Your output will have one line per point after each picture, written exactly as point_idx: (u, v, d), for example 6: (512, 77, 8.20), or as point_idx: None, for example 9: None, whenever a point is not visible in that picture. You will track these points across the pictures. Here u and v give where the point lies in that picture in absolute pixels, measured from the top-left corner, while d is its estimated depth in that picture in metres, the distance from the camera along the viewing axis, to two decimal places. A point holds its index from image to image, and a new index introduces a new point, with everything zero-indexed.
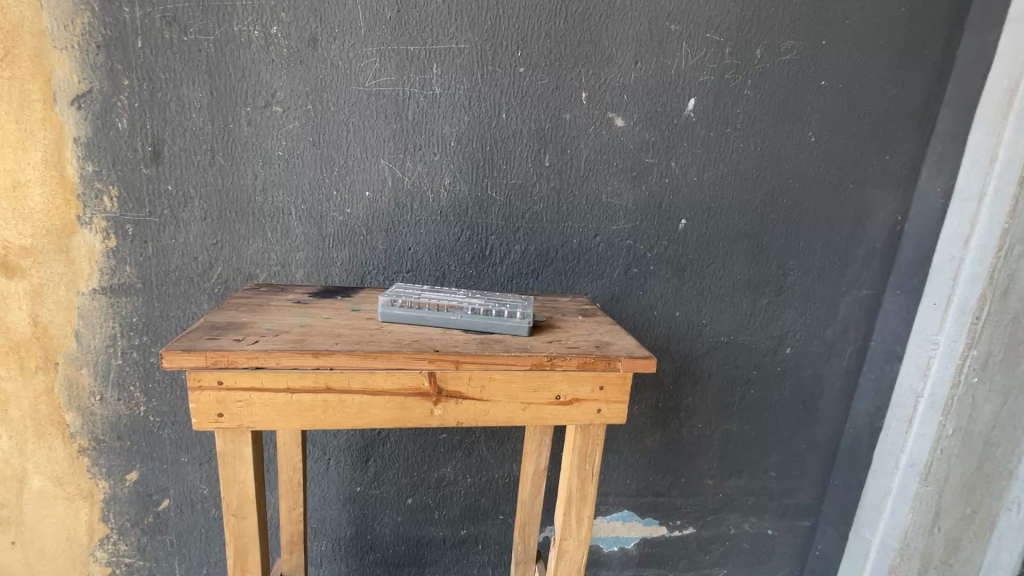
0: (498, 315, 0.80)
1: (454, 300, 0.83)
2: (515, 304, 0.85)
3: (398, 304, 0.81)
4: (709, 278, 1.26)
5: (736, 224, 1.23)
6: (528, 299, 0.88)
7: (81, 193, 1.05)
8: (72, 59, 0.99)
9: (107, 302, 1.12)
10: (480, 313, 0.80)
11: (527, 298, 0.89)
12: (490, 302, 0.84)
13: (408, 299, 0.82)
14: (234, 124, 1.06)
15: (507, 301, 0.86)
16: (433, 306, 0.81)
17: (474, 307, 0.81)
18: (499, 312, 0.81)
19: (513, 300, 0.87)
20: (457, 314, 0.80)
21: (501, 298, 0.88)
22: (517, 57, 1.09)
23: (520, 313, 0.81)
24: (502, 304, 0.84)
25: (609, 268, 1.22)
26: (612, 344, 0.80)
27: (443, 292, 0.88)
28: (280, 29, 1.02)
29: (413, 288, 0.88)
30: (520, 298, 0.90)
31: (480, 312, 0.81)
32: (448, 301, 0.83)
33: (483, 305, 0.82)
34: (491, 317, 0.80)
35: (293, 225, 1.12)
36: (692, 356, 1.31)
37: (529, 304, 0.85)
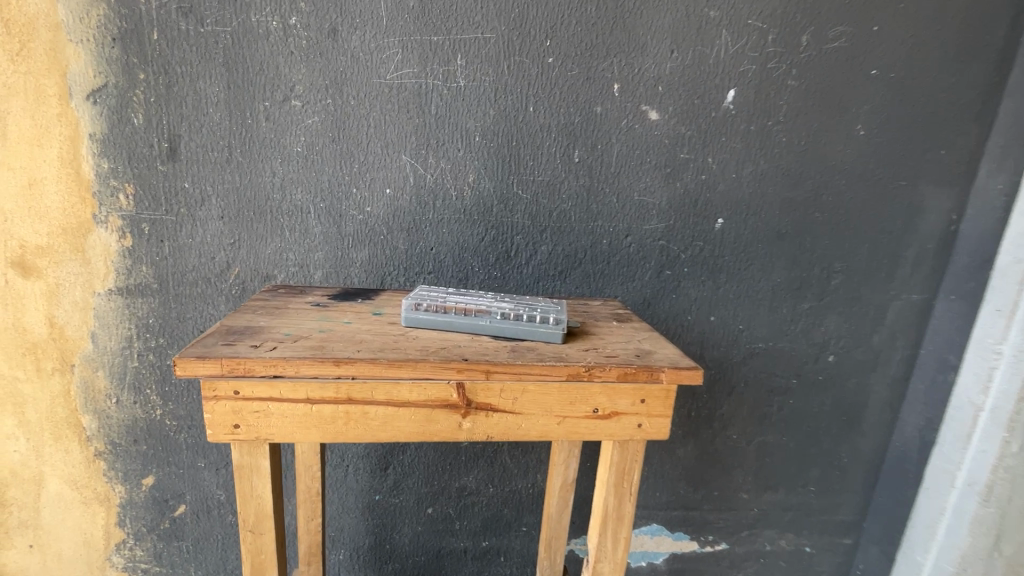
0: (531, 322, 0.75)
1: (482, 305, 0.78)
2: (547, 308, 0.80)
3: (423, 308, 0.76)
4: (747, 281, 1.19)
5: (776, 224, 1.16)
6: (561, 303, 0.83)
7: (97, 191, 1.03)
8: (88, 53, 0.97)
9: (123, 303, 1.09)
10: (510, 318, 0.75)
11: (560, 302, 0.83)
12: (521, 307, 0.79)
13: (434, 304, 0.77)
14: (251, 119, 1.02)
15: (540, 306, 0.80)
16: (461, 310, 0.76)
17: (504, 312, 0.76)
18: (531, 318, 0.75)
19: (544, 304, 0.81)
20: (487, 320, 0.75)
21: (531, 302, 0.82)
22: (545, 47, 1.03)
23: (554, 319, 0.75)
24: (535, 310, 0.78)
25: (641, 270, 1.16)
26: (653, 353, 0.74)
27: (471, 295, 0.82)
28: (299, 20, 0.98)
29: (438, 291, 0.83)
30: (552, 302, 0.84)
31: (511, 317, 0.75)
32: (477, 305, 0.77)
33: (514, 311, 0.77)
34: (522, 323, 0.75)
35: (311, 224, 1.08)
36: (728, 363, 1.24)
37: (563, 309, 0.80)
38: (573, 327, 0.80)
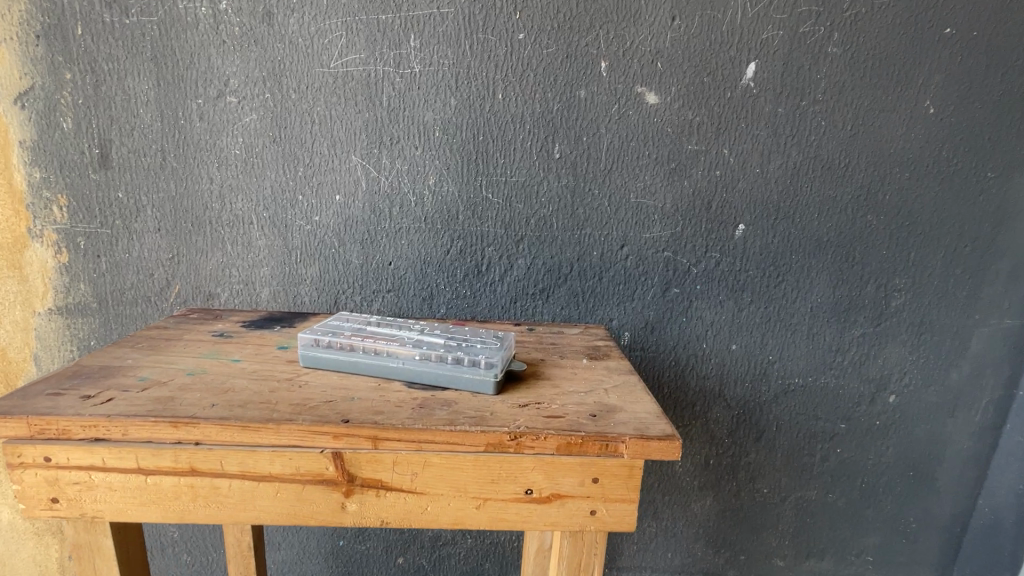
0: (454, 367, 0.57)
1: (400, 340, 0.61)
2: (486, 344, 0.62)
3: (323, 344, 0.60)
4: (779, 301, 0.95)
5: (815, 230, 0.92)
6: (508, 337, 0.64)
7: (30, 203, 0.94)
8: (12, 52, 0.88)
9: (63, 324, 1.00)
10: (429, 360, 0.58)
11: (508, 335, 0.65)
12: (451, 344, 0.61)
13: (339, 339, 0.61)
14: (184, 119, 0.91)
15: (476, 342, 0.62)
16: (370, 348, 0.60)
17: (423, 351, 0.59)
18: (457, 361, 0.58)
19: (485, 338, 0.63)
20: (399, 362, 0.58)
21: (469, 334, 0.65)
22: (514, 20, 0.85)
23: (485, 361, 0.57)
24: (466, 349, 0.60)
25: (641, 288, 0.95)
26: (617, 412, 0.55)
27: (394, 325, 0.66)
28: (230, 4, 0.86)
29: (358, 319, 0.67)
30: (499, 334, 0.66)
31: (432, 358, 0.58)
32: (393, 341, 0.61)
33: (439, 350, 0.59)
34: (444, 367, 0.57)
35: (255, 235, 0.95)
36: (756, 402, 1.00)
37: (506, 348, 0.61)
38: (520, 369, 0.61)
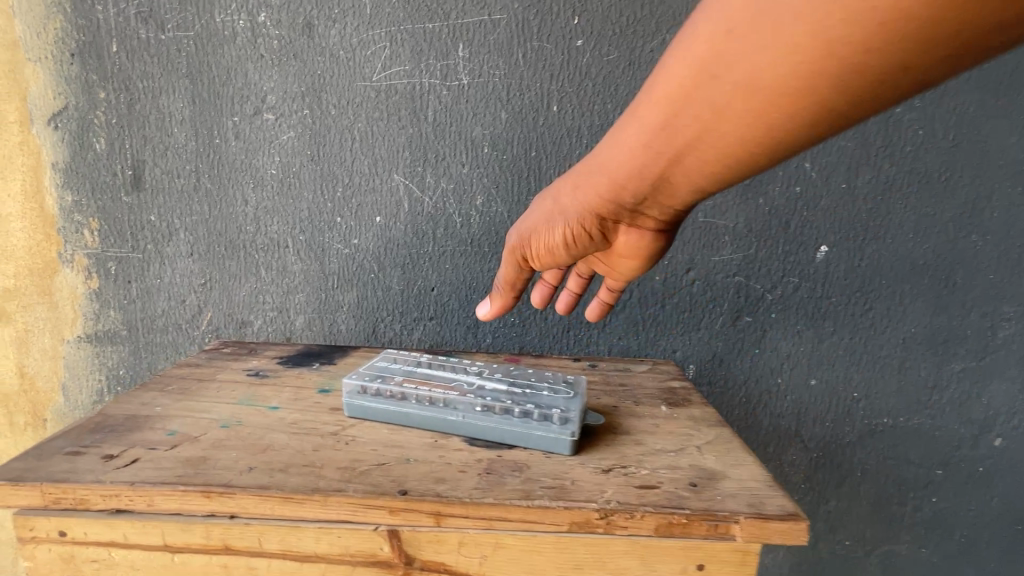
0: (524, 422, 0.49)
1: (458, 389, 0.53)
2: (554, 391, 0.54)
3: (372, 393, 0.53)
4: (865, 331, 0.85)
5: (909, 252, 0.82)
6: (579, 380, 0.56)
7: (61, 227, 0.90)
8: (46, 72, 0.85)
9: (92, 352, 0.95)
10: (492, 414, 0.50)
11: (577, 377, 0.57)
12: (516, 392, 0.53)
13: (389, 387, 0.54)
14: (220, 138, 0.86)
15: (544, 388, 0.54)
16: (425, 399, 0.52)
17: (485, 402, 0.51)
18: (526, 415, 0.50)
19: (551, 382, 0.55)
20: (459, 417, 0.50)
21: (534, 377, 0.57)
22: (572, 26, 0.78)
23: (559, 416, 0.49)
24: (533, 398, 0.52)
25: (708, 316, 0.86)
26: (720, 480, 0.46)
27: (449, 366, 0.58)
28: (269, 16, 0.81)
29: (407, 359, 0.60)
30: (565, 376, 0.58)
31: (497, 411, 0.50)
32: (450, 390, 0.53)
33: (504, 401, 0.51)
34: (510, 421, 0.49)
35: (290, 260, 0.89)
36: (837, 444, 0.88)
37: (579, 395, 0.53)
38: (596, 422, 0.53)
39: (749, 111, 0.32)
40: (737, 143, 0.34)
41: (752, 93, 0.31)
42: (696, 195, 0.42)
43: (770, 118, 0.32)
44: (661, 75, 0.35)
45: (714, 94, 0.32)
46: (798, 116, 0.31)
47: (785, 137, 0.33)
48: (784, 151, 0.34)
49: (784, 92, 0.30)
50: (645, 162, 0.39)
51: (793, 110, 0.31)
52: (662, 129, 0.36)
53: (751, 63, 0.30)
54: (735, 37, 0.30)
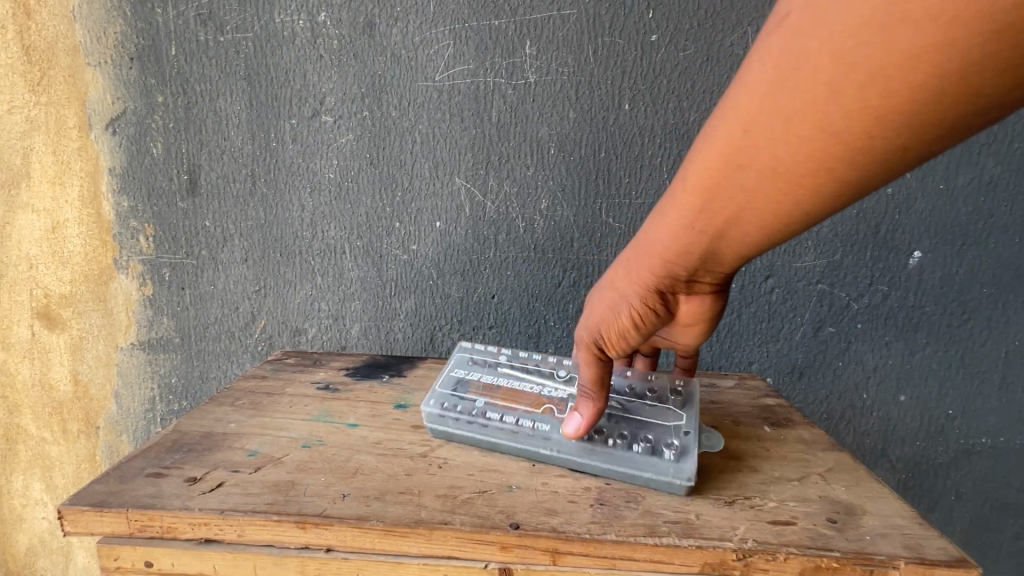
0: (631, 458, 0.44)
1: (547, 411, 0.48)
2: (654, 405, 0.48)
3: (454, 418, 0.48)
4: (963, 344, 0.78)
5: (1015, 258, 0.75)
6: (684, 390, 0.50)
7: (117, 233, 0.89)
8: (105, 76, 0.84)
9: (145, 360, 0.94)
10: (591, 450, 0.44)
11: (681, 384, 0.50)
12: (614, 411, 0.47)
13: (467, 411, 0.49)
14: (277, 142, 0.84)
15: (646, 405, 0.48)
16: (511, 424, 0.47)
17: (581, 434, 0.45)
18: (632, 447, 0.44)
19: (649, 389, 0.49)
20: (555, 450, 0.45)
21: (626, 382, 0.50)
22: (646, 19, 0.74)
23: (670, 450, 0.43)
24: (636, 422, 0.46)
25: (788, 327, 0.80)
26: (861, 516, 0.41)
27: (531, 373, 0.52)
28: (329, 15, 0.79)
29: (482, 362, 0.55)
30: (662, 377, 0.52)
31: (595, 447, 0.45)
32: (538, 414, 0.48)
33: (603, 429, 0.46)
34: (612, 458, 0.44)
35: (347, 266, 0.86)
36: (929, 465, 0.81)
37: (687, 416, 0.47)
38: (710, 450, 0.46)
39: (794, 193, 0.30)
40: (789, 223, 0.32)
41: (794, 176, 0.29)
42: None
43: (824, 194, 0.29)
44: (688, 176, 0.34)
45: (750, 184, 0.31)
46: (853, 185, 0.29)
47: (839, 205, 0.31)
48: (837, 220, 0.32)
49: (829, 172, 0.28)
50: (695, 241, 0.36)
51: (847, 183, 0.28)
52: (698, 224, 0.35)
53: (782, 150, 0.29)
54: (755, 133, 0.29)
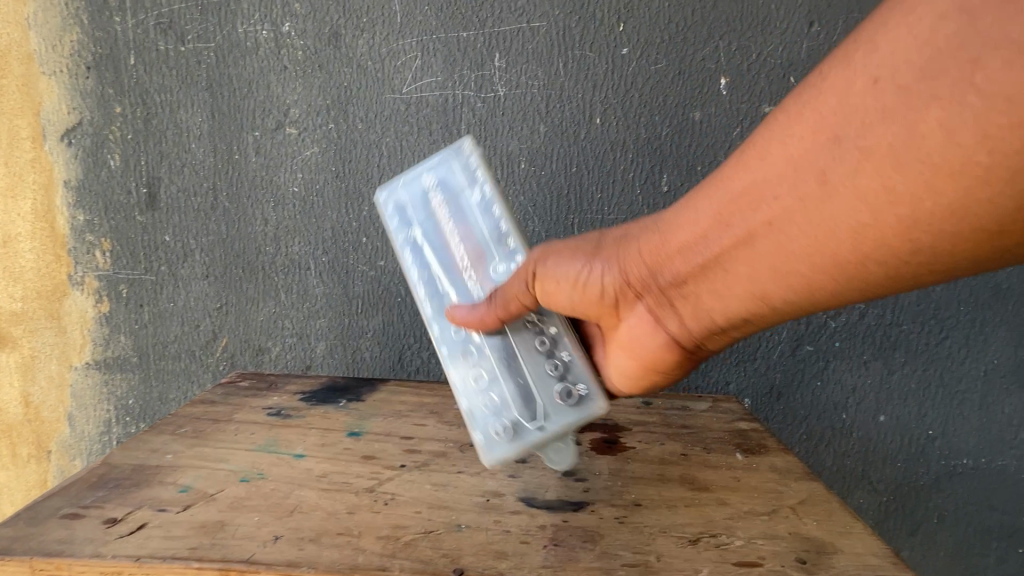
0: (476, 412, 0.46)
1: (468, 293, 0.49)
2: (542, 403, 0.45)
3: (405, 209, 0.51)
4: (941, 362, 0.76)
5: (991, 275, 0.74)
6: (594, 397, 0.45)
7: (72, 248, 0.85)
8: (61, 86, 0.81)
9: (100, 380, 0.90)
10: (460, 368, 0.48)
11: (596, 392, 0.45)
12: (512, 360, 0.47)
13: (414, 227, 0.51)
14: (239, 154, 0.81)
15: (542, 378, 0.46)
16: (435, 268, 0.50)
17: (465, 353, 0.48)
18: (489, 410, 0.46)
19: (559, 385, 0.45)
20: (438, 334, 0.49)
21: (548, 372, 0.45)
22: (617, 33, 0.73)
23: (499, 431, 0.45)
24: (519, 393, 0.46)
25: (766, 345, 0.78)
26: (832, 555, 0.39)
27: (479, 234, 0.49)
28: (294, 25, 0.77)
29: (468, 176, 0.50)
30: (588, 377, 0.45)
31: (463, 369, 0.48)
32: (451, 282, 0.50)
33: (488, 371, 0.47)
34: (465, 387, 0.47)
35: (312, 282, 0.83)
36: (910, 487, 0.79)
37: (563, 426, 0.45)
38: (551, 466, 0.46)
39: (881, 185, 0.31)
40: (852, 233, 0.33)
41: (902, 166, 0.30)
42: (778, 314, 0.39)
43: (903, 209, 0.31)
44: (781, 138, 0.35)
45: (843, 160, 0.32)
46: (929, 212, 0.30)
47: (849, 239, 0.33)
48: (889, 277, 0.33)
49: (935, 169, 0.29)
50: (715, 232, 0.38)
51: (928, 202, 0.30)
52: (770, 193, 0.35)
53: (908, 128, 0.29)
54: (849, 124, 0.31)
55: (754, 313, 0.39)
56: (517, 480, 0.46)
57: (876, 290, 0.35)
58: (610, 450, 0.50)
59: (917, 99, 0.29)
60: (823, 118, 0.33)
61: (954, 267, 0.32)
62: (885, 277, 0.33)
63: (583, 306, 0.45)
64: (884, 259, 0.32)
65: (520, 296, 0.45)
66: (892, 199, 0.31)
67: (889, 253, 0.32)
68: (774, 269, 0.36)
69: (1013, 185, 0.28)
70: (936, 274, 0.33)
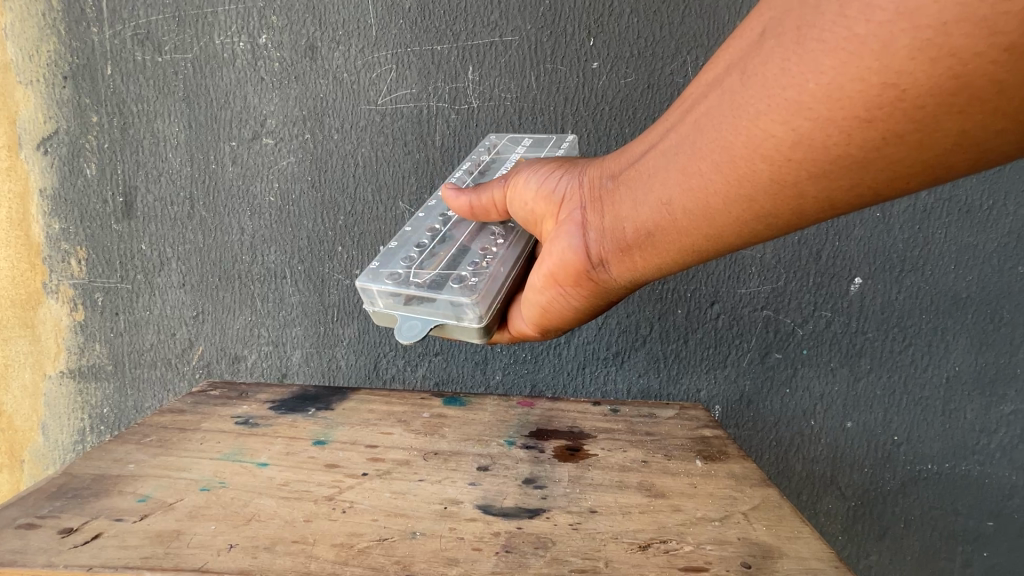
0: (397, 258, 0.50)
1: None
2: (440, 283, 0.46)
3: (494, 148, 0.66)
4: (905, 370, 0.78)
5: (952, 285, 0.76)
6: (476, 294, 0.45)
7: (47, 256, 0.85)
8: (37, 95, 0.81)
9: (75, 389, 0.89)
10: (420, 234, 0.54)
11: (480, 293, 0.45)
12: (452, 250, 0.51)
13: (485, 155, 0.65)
14: (216, 163, 0.81)
15: (456, 269, 0.48)
16: (469, 171, 0.62)
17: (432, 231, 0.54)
18: (405, 261, 0.50)
19: (464, 283, 0.46)
20: (437, 199, 0.59)
21: (466, 274, 0.47)
22: (587, 47, 0.75)
23: (396, 273, 0.48)
24: (435, 268, 0.49)
25: (735, 353, 0.79)
26: (777, 559, 0.40)
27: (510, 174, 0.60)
28: (270, 38, 0.78)
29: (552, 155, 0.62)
30: (491, 292, 0.47)
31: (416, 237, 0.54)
32: (467, 176, 0.61)
33: (433, 240, 0.53)
34: (407, 245, 0.52)
35: (288, 291, 0.84)
36: (877, 492, 0.80)
37: (437, 303, 0.45)
38: (398, 332, 0.46)
39: (776, 68, 0.29)
40: (741, 122, 0.31)
41: (800, 44, 0.27)
42: (680, 231, 0.37)
43: (788, 93, 0.28)
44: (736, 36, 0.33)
45: (756, 48, 0.30)
46: (810, 94, 0.27)
47: (724, 155, 0.32)
48: (777, 182, 0.31)
49: (823, 45, 0.26)
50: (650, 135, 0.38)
51: (809, 82, 0.27)
52: (704, 91, 0.34)
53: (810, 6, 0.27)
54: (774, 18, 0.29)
55: (661, 227, 0.38)
56: (477, 487, 0.46)
57: (764, 201, 0.32)
58: (571, 457, 0.51)
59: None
60: (760, 17, 0.31)
61: (840, 176, 0.29)
62: (770, 180, 0.31)
63: (537, 211, 0.47)
64: (754, 187, 0.32)
65: (493, 189, 0.51)
66: (781, 82, 0.28)
67: (771, 146, 0.30)
68: (677, 169, 0.35)
69: (890, 62, 0.24)
70: (824, 182, 0.30)
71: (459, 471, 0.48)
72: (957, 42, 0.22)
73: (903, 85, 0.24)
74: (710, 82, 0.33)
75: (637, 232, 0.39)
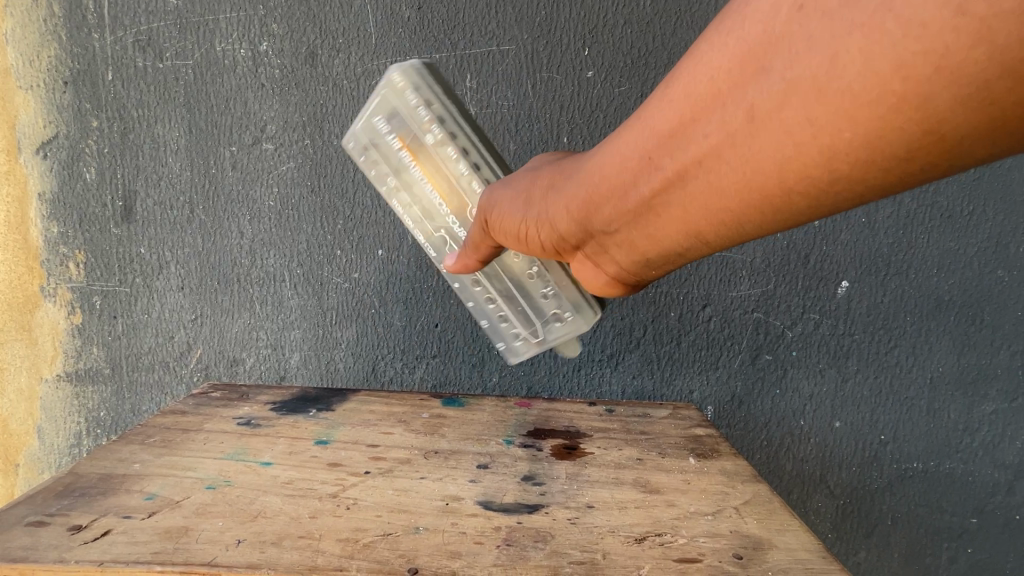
0: (499, 326, 0.56)
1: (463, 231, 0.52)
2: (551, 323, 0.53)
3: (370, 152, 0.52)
4: (891, 370, 0.80)
5: (934, 288, 0.79)
6: (580, 314, 0.51)
7: (45, 260, 0.85)
8: (37, 100, 0.81)
9: (72, 392, 0.89)
10: (474, 295, 0.56)
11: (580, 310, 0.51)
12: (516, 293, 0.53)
13: (385, 172, 0.52)
14: (216, 168, 0.82)
15: (541, 304, 0.53)
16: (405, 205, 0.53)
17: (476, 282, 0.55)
18: (505, 325, 0.55)
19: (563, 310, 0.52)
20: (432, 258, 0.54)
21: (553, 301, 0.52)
22: (582, 57, 0.77)
23: (518, 340, 0.55)
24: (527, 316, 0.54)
25: (726, 355, 0.81)
26: (768, 551, 0.42)
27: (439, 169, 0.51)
28: (271, 45, 0.79)
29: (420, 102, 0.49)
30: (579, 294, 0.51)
31: (477, 298, 0.56)
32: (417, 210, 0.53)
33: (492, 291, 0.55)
34: (484, 309, 0.56)
35: (286, 294, 0.85)
36: (865, 490, 0.83)
37: (563, 336, 0.53)
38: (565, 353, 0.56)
39: (799, 116, 0.26)
40: (763, 170, 0.29)
41: (822, 94, 0.25)
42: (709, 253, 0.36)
43: (820, 142, 0.26)
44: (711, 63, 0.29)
45: (761, 89, 0.27)
46: (847, 144, 0.25)
47: (747, 204, 0.31)
48: (811, 210, 0.29)
49: (850, 96, 0.24)
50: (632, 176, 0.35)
51: (844, 132, 0.25)
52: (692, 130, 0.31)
53: (826, 51, 0.25)
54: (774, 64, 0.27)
55: (686, 251, 0.37)
56: (477, 484, 0.48)
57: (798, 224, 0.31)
58: (568, 455, 0.53)
59: (828, 16, 0.25)
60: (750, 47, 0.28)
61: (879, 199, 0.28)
62: (807, 212, 0.30)
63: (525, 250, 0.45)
64: (786, 221, 0.31)
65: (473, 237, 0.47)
66: (811, 132, 0.26)
67: (802, 189, 0.28)
68: (694, 211, 0.33)
69: None
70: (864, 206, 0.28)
71: (459, 469, 0.50)
72: (1001, 91, 0.21)
73: (948, 130, 0.23)
74: (701, 119, 0.30)
75: (656, 257, 0.38)
